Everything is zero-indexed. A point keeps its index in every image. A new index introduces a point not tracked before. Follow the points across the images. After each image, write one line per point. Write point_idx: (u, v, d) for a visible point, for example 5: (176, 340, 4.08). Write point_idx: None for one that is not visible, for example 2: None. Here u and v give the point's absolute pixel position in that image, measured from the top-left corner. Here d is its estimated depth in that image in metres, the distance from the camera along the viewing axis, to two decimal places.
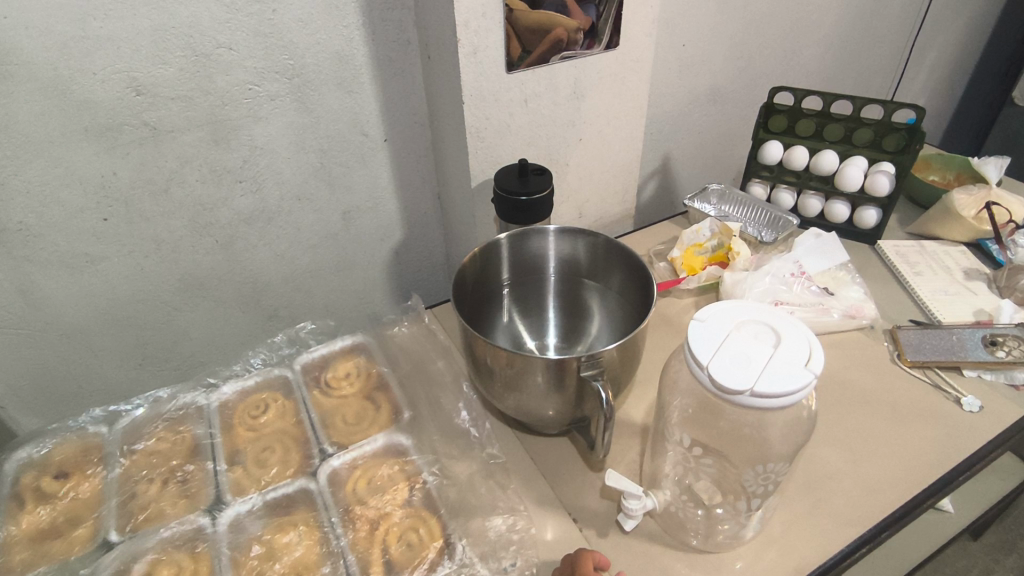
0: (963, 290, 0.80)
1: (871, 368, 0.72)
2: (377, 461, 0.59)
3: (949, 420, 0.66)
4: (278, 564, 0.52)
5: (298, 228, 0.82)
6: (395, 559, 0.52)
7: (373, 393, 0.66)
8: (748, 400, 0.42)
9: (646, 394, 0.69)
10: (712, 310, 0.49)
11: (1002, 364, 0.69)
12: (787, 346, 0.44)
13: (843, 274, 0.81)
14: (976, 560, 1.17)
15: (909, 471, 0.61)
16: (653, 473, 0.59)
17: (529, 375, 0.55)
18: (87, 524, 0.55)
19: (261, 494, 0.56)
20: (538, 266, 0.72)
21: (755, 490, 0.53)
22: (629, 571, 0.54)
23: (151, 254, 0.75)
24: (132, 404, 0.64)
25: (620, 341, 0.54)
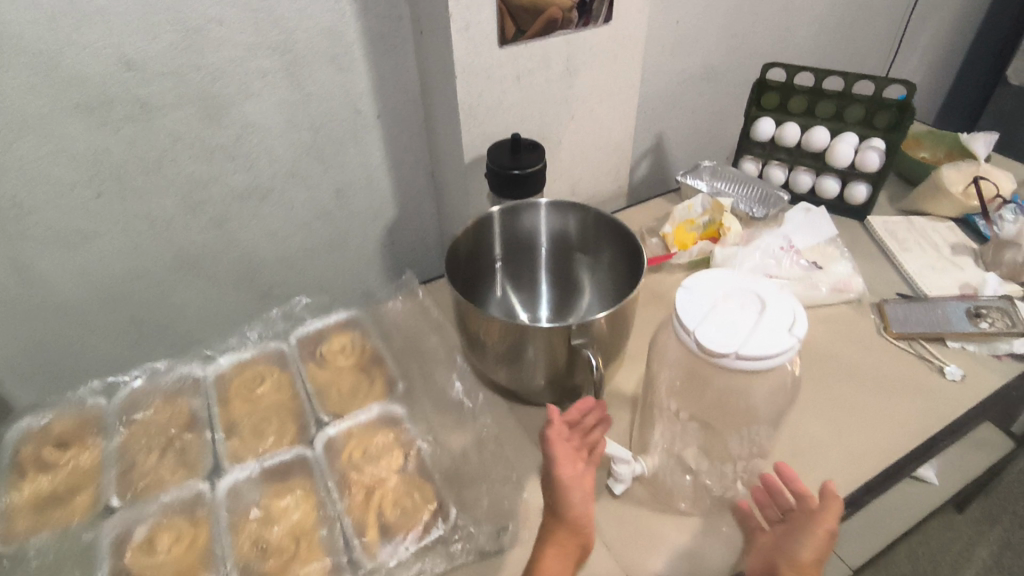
0: (949, 265, 0.81)
1: (860, 342, 0.73)
2: (371, 430, 0.60)
3: (931, 389, 0.67)
4: (276, 527, 0.52)
5: (292, 206, 0.82)
6: (389, 522, 0.52)
7: (367, 367, 0.67)
8: (731, 362, 0.43)
9: (637, 366, 0.70)
10: (699, 278, 0.49)
11: (987, 335, 0.70)
12: (771, 310, 0.45)
13: (832, 249, 0.82)
14: (961, 533, 1.20)
15: (891, 439, 0.63)
16: (642, 441, 0.61)
17: (522, 344, 0.56)
18: (86, 491, 0.56)
19: (259, 462, 0.57)
20: (530, 240, 0.72)
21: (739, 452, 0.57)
22: (618, 534, 0.55)
23: (144, 231, 0.75)
24: (130, 376, 0.65)
25: (610, 311, 0.55)
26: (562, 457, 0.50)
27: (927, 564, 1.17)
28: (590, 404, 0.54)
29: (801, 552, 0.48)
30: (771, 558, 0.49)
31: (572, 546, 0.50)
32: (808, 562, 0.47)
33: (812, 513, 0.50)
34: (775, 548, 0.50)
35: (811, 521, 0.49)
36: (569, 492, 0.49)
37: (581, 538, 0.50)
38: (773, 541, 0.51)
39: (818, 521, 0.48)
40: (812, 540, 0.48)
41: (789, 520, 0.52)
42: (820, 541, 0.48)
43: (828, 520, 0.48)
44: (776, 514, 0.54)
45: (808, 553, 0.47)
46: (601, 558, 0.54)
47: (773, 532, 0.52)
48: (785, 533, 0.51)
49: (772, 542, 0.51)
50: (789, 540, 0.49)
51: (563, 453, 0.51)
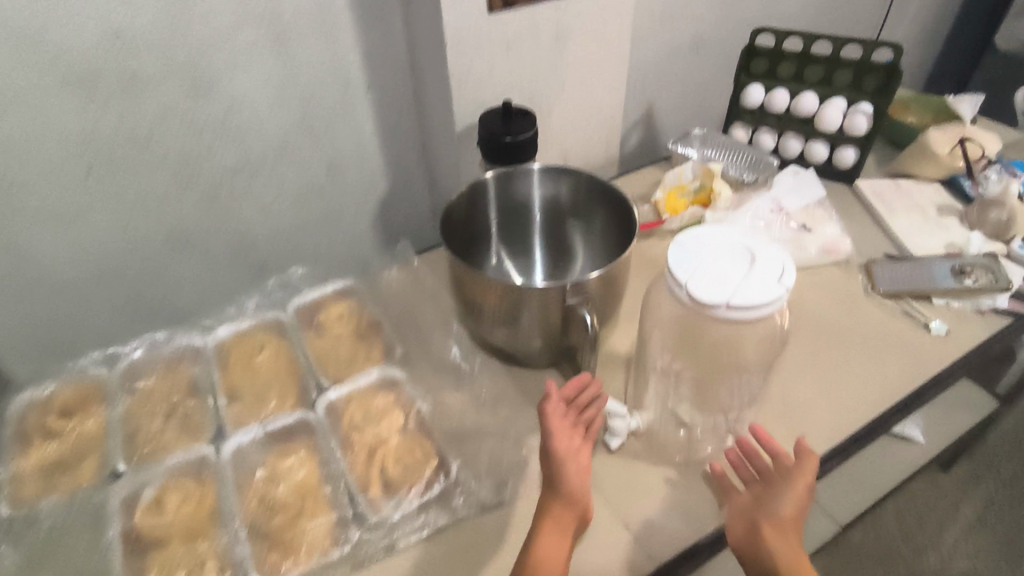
0: (935, 226, 0.83)
1: (848, 301, 0.75)
2: (372, 393, 0.61)
3: (917, 345, 0.69)
4: (282, 486, 0.53)
5: (284, 182, 0.81)
6: (392, 479, 0.54)
7: (365, 333, 0.68)
8: (724, 313, 0.44)
9: (631, 328, 0.72)
10: (691, 233, 0.50)
11: (971, 291, 0.72)
12: (761, 263, 0.46)
13: (820, 212, 0.84)
14: (945, 493, 1.24)
15: (877, 392, 0.65)
16: (635, 398, 0.63)
17: (518, 304, 0.57)
18: (92, 457, 0.56)
19: (262, 426, 0.58)
20: (524, 206, 0.73)
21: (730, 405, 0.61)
22: (615, 486, 0.57)
23: (138, 207, 0.74)
24: (130, 347, 0.66)
25: (604, 271, 0.56)
26: (557, 430, 0.52)
27: (913, 521, 1.20)
28: (584, 380, 0.56)
29: (783, 505, 0.50)
30: (754, 515, 0.50)
31: (572, 520, 0.50)
32: (788, 516, 0.49)
33: (790, 471, 0.51)
34: (755, 507, 0.51)
35: (791, 477, 0.51)
36: (563, 463, 0.51)
37: (579, 510, 0.51)
38: (753, 499, 0.52)
39: (797, 479, 0.51)
40: (792, 495, 0.50)
41: (765, 477, 0.53)
42: (799, 497, 0.50)
43: (807, 477, 0.50)
44: (748, 474, 0.55)
45: (788, 508, 0.50)
46: (599, 508, 0.56)
47: (750, 490, 0.53)
48: (763, 490, 0.52)
49: (749, 500, 0.52)
50: (769, 497, 0.51)
51: (558, 426, 0.52)
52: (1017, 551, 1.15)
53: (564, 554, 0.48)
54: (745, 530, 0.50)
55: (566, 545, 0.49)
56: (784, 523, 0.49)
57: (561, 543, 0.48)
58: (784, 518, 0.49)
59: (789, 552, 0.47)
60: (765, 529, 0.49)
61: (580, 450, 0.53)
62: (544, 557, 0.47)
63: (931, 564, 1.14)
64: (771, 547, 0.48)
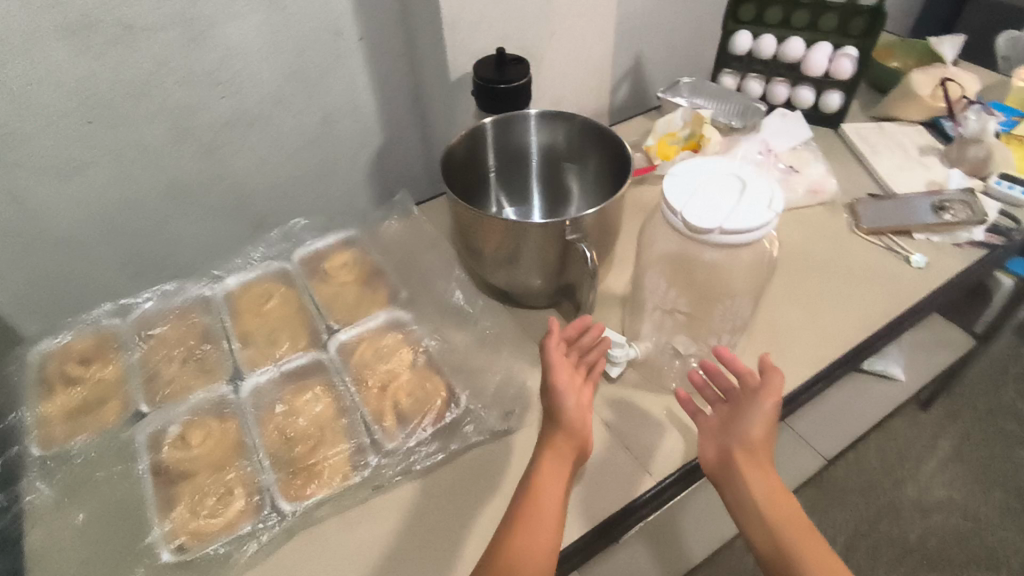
0: (917, 165, 0.86)
1: (833, 237, 0.78)
2: (380, 333, 0.64)
3: (898, 276, 0.73)
4: (301, 419, 0.56)
5: (280, 134, 0.82)
6: (405, 410, 0.57)
7: (370, 279, 0.70)
8: (717, 238, 0.47)
9: (626, 267, 0.74)
10: (685, 165, 0.52)
11: (949, 226, 0.75)
12: (752, 190, 0.49)
13: (806, 153, 0.87)
14: (924, 428, 1.29)
15: (860, 320, 0.68)
16: (632, 332, 0.66)
17: (518, 243, 0.59)
18: (115, 399, 0.59)
19: (278, 366, 0.61)
20: (521, 152, 0.75)
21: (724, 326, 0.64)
22: (615, 411, 0.61)
23: (136, 160, 0.74)
24: (141, 298, 0.67)
25: (600, 207, 0.58)
26: (556, 363, 0.53)
27: (893, 456, 1.25)
28: (585, 324, 0.57)
29: (752, 429, 0.51)
30: (726, 442, 0.52)
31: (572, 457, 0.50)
32: (759, 438, 0.51)
33: (757, 392, 0.52)
34: (726, 433, 0.52)
35: (758, 399, 0.51)
36: (562, 394, 0.51)
37: (578, 442, 0.51)
38: (723, 423, 0.53)
39: (764, 401, 0.51)
40: (761, 417, 0.51)
41: (734, 400, 0.54)
42: (768, 418, 0.51)
43: (772, 396, 0.51)
44: (714, 394, 0.56)
45: (758, 431, 0.51)
46: (600, 430, 0.59)
47: (720, 413, 0.54)
48: (731, 413, 0.53)
49: (721, 427, 0.53)
50: (737, 420, 0.52)
51: (558, 360, 0.53)
52: (988, 479, 1.22)
53: (563, 488, 0.49)
54: (718, 456, 0.52)
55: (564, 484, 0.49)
56: (754, 446, 0.50)
57: (557, 475, 0.49)
58: (755, 441, 0.50)
59: (763, 474, 0.49)
60: (739, 457, 0.50)
61: (581, 389, 0.54)
62: (539, 497, 0.48)
63: (909, 494, 1.20)
64: (745, 476, 0.49)
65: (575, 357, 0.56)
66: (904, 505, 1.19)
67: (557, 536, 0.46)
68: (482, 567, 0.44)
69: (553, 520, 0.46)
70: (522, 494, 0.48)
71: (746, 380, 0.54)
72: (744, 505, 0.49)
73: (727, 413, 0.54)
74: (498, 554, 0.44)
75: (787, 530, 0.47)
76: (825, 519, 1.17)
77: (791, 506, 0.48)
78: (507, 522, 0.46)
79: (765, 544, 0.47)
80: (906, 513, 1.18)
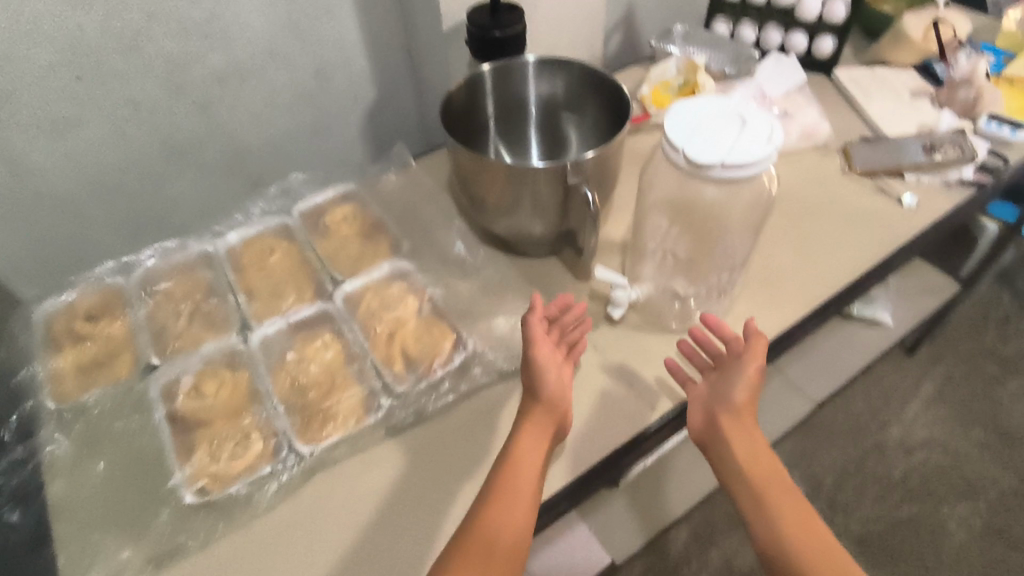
0: (909, 108, 0.86)
1: (827, 180, 0.79)
2: (384, 284, 0.65)
3: (889, 216, 0.74)
4: (312, 366, 0.58)
5: (273, 89, 0.80)
6: (413, 355, 0.58)
7: (371, 232, 0.70)
8: (719, 173, 0.48)
9: (624, 215, 0.75)
10: (684, 103, 0.53)
11: (939, 166, 0.76)
12: (752, 125, 0.49)
13: (799, 98, 0.87)
14: (909, 372, 1.32)
15: (853, 259, 0.70)
16: (632, 276, 0.67)
17: (520, 189, 0.59)
18: (126, 353, 0.60)
19: (285, 318, 0.61)
20: (519, 101, 0.74)
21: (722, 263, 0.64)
22: (617, 352, 0.62)
23: (128, 116, 0.72)
24: (143, 256, 0.67)
25: (600, 149, 0.58)
26: (538, 337, 0.53)
27: (879, 399, 1.28)
28: (568, 302, 0.57)
29: (737, 393, 0.52)
30: (712, 407, 0.53)
31: (551, 433, 0.50)
32: (743, 402, 0.52)
33: (741, 356, 0.54)
34: (712, 397, 0.54)
35: (743, 362, 0.53)
36: (542, 366, 0.52)
37: (558, 414, 0.51)
38: (710, 388, 0.55)
39: (748, 363, 0.53)
40: (746, 380, 0.53)
41: (720, 364, 0.56)
42: (752, 380, 0.53)
43: (757, 359, 0.53)
44: (701, 360, 0.58)
45: (743, 394, 0.52)
46: (604, 370, 0.61)
47: (707, 378, 0.56)
48: (717, 377, 0.55)
49: (706, 392, 0.55)
50: (723, 383, 0.54)
51: (540, 334, 0.53)
52: (969, 418, 1.26)
53: (540, 461, 0.48)
54: (704, 421, 0.53)
55: (543, 454, 0.49)
56: (739, 408, 0.52)
57: (536, 449, 0.49)
58: (739, 404, 0.52)
59: (747, 436, 0.51)
60: (723, 420, 0.52)
61: (561, 366, 0.54)
62: (518, 467, 0.47)
63: (894, 435, 1.24)
64: (728, 438, 0.51)
65: (556, 334, 0.56)
66: (889, 445, 1.23)
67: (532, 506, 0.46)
68: (464, 531, 0.44)
69: (528, 490, 0.46)
70: (497, 467, 0.48)
71: (731, 345, 0.55)
72: (728, 466, 0.50)
73: (714, 378, 0.55)
74: (472, 523, 0.45)
75: (768, 489, 0.48)
76: (814, 461, 1.21)
77: (773, 467, 0.50)
78: (483, 492, 0.47)
79: (746, 503, 0.48)
80: (891, 453, 1.22)
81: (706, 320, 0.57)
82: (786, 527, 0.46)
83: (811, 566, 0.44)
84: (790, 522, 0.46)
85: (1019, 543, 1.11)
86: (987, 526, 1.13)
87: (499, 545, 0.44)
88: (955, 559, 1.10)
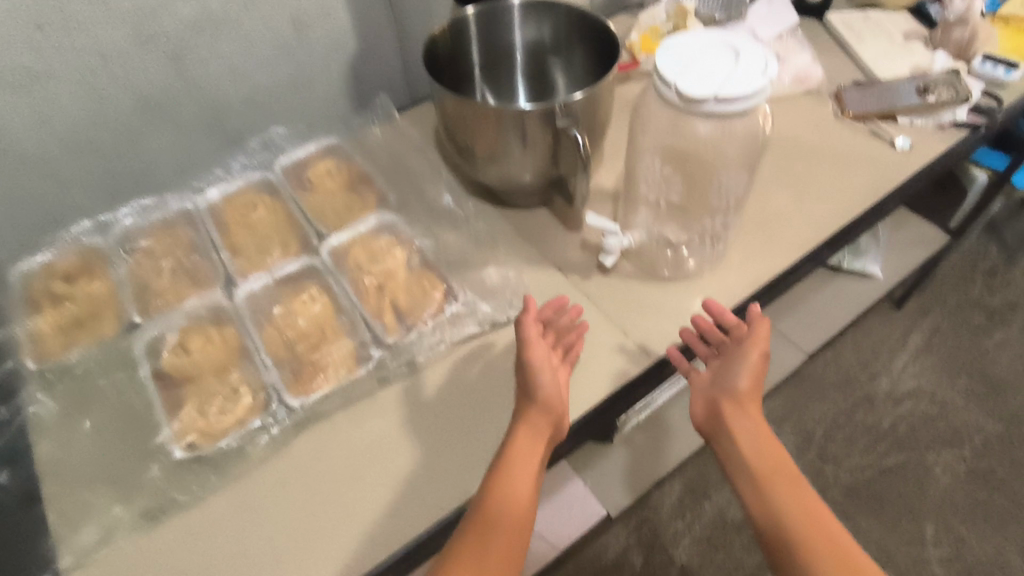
0: (902, 50, 0.85)
1: (820, 125, 0.78)
2: (371, 237, 0.63)
3: (882, 158, 0.73)
4: (300, 320, 0.57)
5: (250, 39, 0.74)
6: (403, 307, 0.58)
7: (356, 186, 0.68)
8: (712, 108, 0.47)
9: (615, 164, 0.74)
10: (677, 37, 0.51)
11: (933, 107, 0.75)
12: (746, 58, 0.48)
13: (792, 43, 0.85)
14: (898, 325, 1.33)
15: (846, 202, 0.69)
16: (624, 224, 0.66)
17: (507, 134, 0.58)
18: (107, 311, 0.58)
19: (270, 273, 0.60)
20: (505, 47, 0.72)
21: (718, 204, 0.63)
22: (610, 300, 0.62)
23: (98, 70, 0.67)
24: (120, 214, 0.65)
25: (590, 89, 0.56)
26: (532, 339, 0.52)
27: (869, 351, 1.29)
28: (562, 304, 0.56)
29: (740, 380, 0.52)
30: (715, 395, 0.53)
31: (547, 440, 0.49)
32: (746, 389, 0.52)
33: (744, 342, 0.54)
34: (715, 384, 0.54)
35: (745, 350, 0.53)
36: (536, 368, 0.50)
37: (553, 417, 0.49)
38: (712, 375, 0.54)
39: (751, 351, 0.53)
40: (748, 367, 0.52)
41: (723, 350, 0.55)
42: (754, 367, 0.52)
43: (760, 346, 0.53)
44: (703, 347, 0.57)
45: (746, 381, 0.52)
46: (597, 318, 0.60)
47: (709, 364, 0.55)
48: (720, 364, 0.55)
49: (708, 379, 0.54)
50: (726, 370, 0.53)
51: (533, 335, 0.52)
52: (956, 368, 1.28)
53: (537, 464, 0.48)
54: (707, 410, 0.53)
55: (540, 454, 0.48)
56: (742, 396, 0.52)
57: (533, 452, 0.48)
58: (743, 391, 0.52)
59: (749, 424, 0.51)
60: (725, 408, 0.52)
61: (556, 369, 0.53)
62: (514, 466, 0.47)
63: (883, 386, 1.25)
64: (731, 426, 0.51)
65: (552, 338, 0.55)
66: (879, 396, 1.24)
67: (531, 498, 0.46)
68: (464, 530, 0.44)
69: (527, 485, 0.46)
70: (495, 459, 0.47)
71: (734, 332, 0.55)
72: (730, 454, 0.50)
73: (716, 365, 0.55)
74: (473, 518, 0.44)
75: (770, 477, 0.48)
76: (805, 413, 1.22)
77: (776, 452, 0.49)
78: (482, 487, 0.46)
79: (748, 492, 0.48)
80: (879, 403, 1.23)
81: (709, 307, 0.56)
82: (789, 512, 0.46)
83: (814, 552, 0.44)
84: (792, 510, 0.46)
85: (1001, 486, 1.14)
86: (972, 472, 1.16)
87: (502, 535, 0.44)
88: (941, 503, 1.12)
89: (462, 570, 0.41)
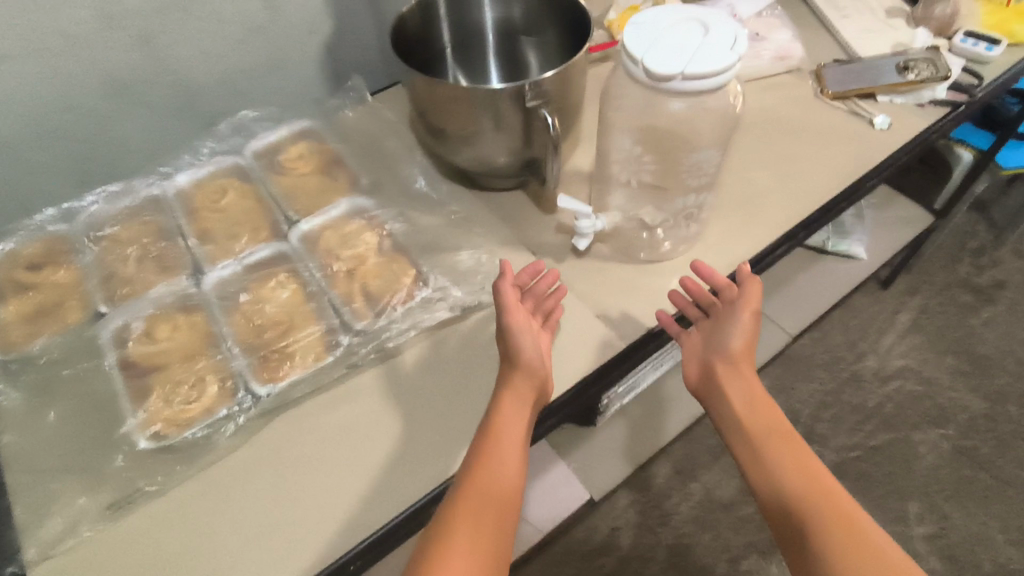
0: (884, 27, 0.83)
1: (799, 103, 0.77)
2: (343, 221, 0.62)
3: (861, 137, 0.73)
4: (269, 306, 0.56)
5: (220, 20, 0.72)
6: (373, 291, 0.57)
7: (328, 168, 0.67)
8: (680, 85, 0.46)
9: (592, 144, 0.73)
10: (646, 13, 0.50)
11: (914, 85, 0.74)
12: (715, 32, 0.47)
13: (773, 20, 0.84)
14: (885, 305, 1.32)
15: (825, 181, 0.69)
16: (600, 205, 0.65)
17: (477, 115, 0.57)
18: (72, 300, 0.57)
19: (239, 260, 0.59)
20: (476, 27, 0.71)
21: (693, 183, 0.60)
22: (585, 283, 0.61)
23: (62, 51, 0.65)
24: (86, 201, 0.64)
25: (560, 68, 0.55)
26: (512, 305, 0.51)
27: (856, 331, 1.29)
28: (539, 270, 0.55)
29: (733, 340, 0.52)
30: (708, 357, 0.53)
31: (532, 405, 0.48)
32: (740, 349, 0.52)
33: (736, 303, 0.53)
34: (707, 347, 0.54)
35: (737, 310, 0.53)
36: (518, 336, 0.50)
37: (537, 381, 0.49)
38: (705, 337, 0.54)
39: (743, 311, 0.52)
40: (740, 326, 0.52)
41: (714, 312, 0.55)
42: (747, 327, 0.52)
43: (752, 304, 0.52)
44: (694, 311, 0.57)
45: (739, 341, 0.52)
46: (571, 301, 0.60)
47: (701, 327, 0.55)
48: (711, 326, 0.54)
49: (701, 342, 0.54)
50: (718, 332, 0.53)
51: (512, 301, 0.51)
52: (942, 347, 1.28)
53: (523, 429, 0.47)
54: (701, 372, 0.53)
55: (527, 419, 0.48)
56: (735, 356, 0.52)
57: (517, 418, 0.47)
58: (735, 351, 0.52)
59: (742, 382, 0.51)
60: (720, 369, 0.52)
61: (537, 336, 0.53)
62: (500, 431, 0.46)
63: (869, 365, 1.26)
64: (724, 386, 0.51)
65: (530, 305, 0.54)
66: (865, 375, 1.24)
67: (521, 462, 0.46)
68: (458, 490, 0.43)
69: (517, 449, 0.46)
70: (484, 425, 0.47)
71: (725, 294, 0.55)
72: (724, 414, 0.50)
73: (708, 328, 0.54)
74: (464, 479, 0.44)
75: (763, 434, 0.48)
76: (791, 394, 1.22)
77: (768, 408, 0.49)
78: (472, 452, 0.46)
79: (742, 450, 0.48)
80: (866, 382, 1.24)
81: (699, 270, 0.56)
82: (784, 465, 0.46)
83: (810, 503, 0.43)
84: (788, 465, 0.46)
85: (985, 463, 1.15)
86: (956, 450, 1.16)
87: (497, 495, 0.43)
88: (925, 480, 1.13)
89: (459, 529, 0.41)
